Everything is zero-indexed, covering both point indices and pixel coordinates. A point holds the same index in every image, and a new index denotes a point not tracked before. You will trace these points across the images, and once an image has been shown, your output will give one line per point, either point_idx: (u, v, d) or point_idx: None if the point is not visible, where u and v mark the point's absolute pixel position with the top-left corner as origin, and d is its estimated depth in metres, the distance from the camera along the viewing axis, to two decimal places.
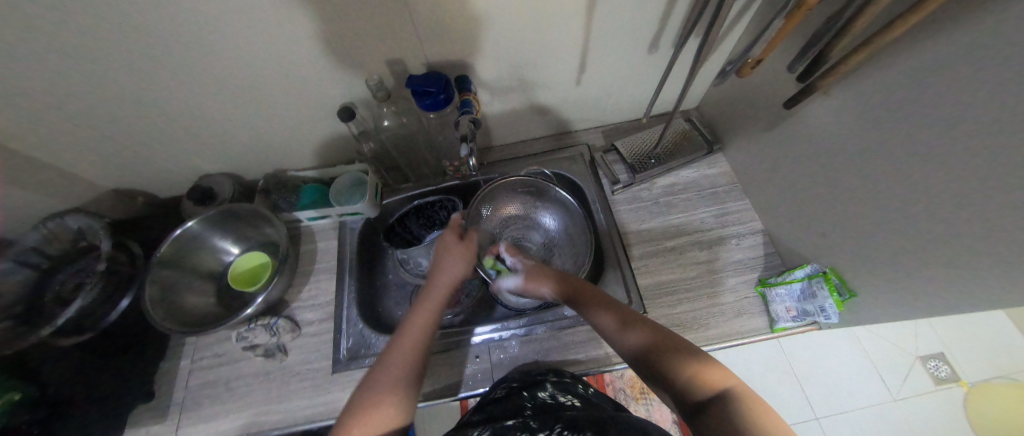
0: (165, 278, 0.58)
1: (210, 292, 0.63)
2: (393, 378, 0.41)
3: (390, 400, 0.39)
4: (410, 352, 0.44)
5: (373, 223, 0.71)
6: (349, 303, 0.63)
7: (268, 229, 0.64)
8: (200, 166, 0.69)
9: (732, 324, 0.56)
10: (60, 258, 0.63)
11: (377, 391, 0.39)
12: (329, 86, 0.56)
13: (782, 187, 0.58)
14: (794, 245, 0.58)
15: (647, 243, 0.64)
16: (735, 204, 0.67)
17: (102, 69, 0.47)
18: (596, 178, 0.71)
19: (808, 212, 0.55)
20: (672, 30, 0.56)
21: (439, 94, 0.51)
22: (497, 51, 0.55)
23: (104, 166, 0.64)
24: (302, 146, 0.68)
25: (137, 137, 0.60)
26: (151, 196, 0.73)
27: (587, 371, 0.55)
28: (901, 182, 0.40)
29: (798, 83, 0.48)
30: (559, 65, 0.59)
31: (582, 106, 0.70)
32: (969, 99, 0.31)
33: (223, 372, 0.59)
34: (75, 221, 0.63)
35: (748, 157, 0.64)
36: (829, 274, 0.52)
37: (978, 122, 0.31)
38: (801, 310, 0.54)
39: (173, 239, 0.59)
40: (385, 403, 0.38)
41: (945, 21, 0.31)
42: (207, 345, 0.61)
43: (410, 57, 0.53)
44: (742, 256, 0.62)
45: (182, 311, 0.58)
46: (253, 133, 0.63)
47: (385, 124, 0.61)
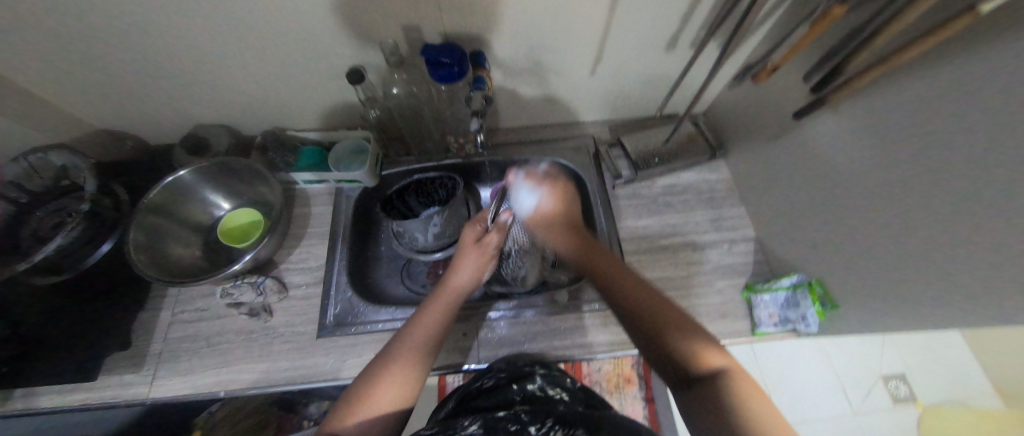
0: (151, 226, 0.56)
1: (197, 245, 0.61)
2: (406, 362, 0.44)
3: (395, 382, 0.42)
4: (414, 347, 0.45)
5: (371, 193, 0.70)
6: (340, 270, 0.62)
7: (262, 186, 0.62)
8: (195, 115, 0.66)
9: (716, 325, 0.57)
10: (41, 194, 0.60)
11: (382, 377, 0.42)
12: (339, 47, 0.54)
13: (779, 197, 0.60)
14: (784, 254, 0.60)
15: (642, 240, 0.65)
16: (731, 210, 0.68)
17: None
18: (599, 172, 0.71)
19: (801, 224, 0.56)
20: (692, 29, 0.56)
21: (453, 67, 0.50)
22: (517, 30, 0.54)
23: (94, 104, 0.61)
24: (304, 106, 0.66)
25: (130, 77, 0.57)
26: (141, 141, 0.70)
27: (573, 357, 0.56)
28: (893, 200, 0.41)
29: (810, 95, 0.48)
30: (577, 51, 0.59)
31: (594, 97, 0.70)
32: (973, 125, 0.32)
33: (205, 327, 0.58)
34: (59, 158, 0.60)
35: (750, 165, 0.65)
36: (814, 285, 0.54)
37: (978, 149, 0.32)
38: (783, 317, 0.55)
39: (162, 187, 0.57)
40: (387, 390, 0.41)
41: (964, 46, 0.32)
42: (190, 298, 0.60)
43: (426, 25, 0.52)
44: (733, 261, 0.63)
45: (166, 261, 0.56)
46: (254, 87, 0.61)
47: (394, 92, 0.60)
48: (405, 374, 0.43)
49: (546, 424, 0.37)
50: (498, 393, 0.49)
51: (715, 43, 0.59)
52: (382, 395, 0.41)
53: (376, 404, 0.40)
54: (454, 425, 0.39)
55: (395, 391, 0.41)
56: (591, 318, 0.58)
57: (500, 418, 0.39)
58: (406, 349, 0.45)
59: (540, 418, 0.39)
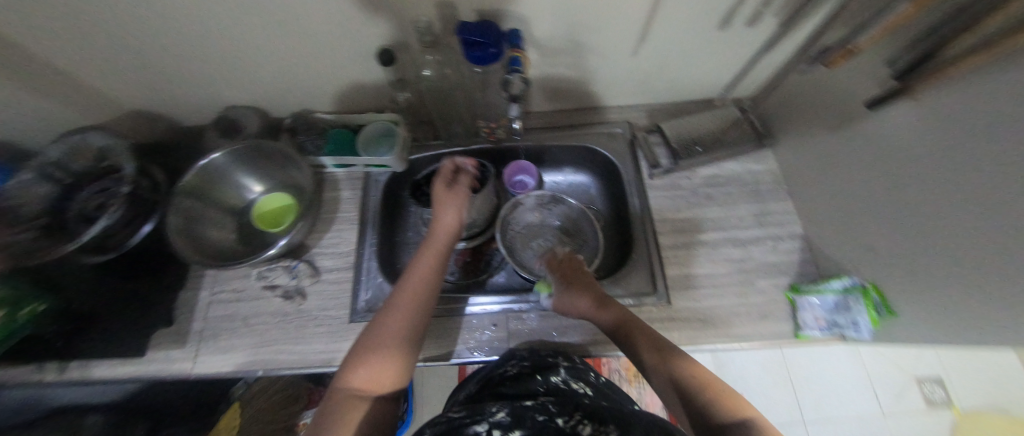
0: (188, 210, 0.57)
1: (231, 228, 0.61)
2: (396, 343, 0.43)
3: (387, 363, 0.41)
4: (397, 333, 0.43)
5: (399, 177, 0.68)
6: (369, 256, 0.62)
7: (292, 170, 0.62)
8: (222, 96, 0.65)
9: (756, 326, 0.55)
10: (83, 175, 0.61)
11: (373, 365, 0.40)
12: (365, 24, 0.51)
13: (836, 194, 0.55)
14: (836, 254, 0.55)
15: (680, 233, 0.62)
16: (777, 204, 0.63)
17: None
18: (635, 160, 0.67)
19: (859, 222, 0.52)
20: (752, 3, 0.50)
21: (489, 47, 0.47)
22: (557, 5, 0.49)
23: (125, 85, 0.61)
24: (330, 88, 0.64)
25: (157, 57, 0.56)
26: (174, 122, 0.71)
27: (605, 353, 0.55)
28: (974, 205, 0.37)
29: (888, 81, 0.43)
30: (618, 28, 0.54)
31: (632, 80, 0.65)
32: None
33: (242, 308, 0.59)
34: (97, 139, 0.60)
35: (802, 156, 0.60)
36: (869, 290, 0.51)
37: None
38: (831, 322, 0.53)
39: (198, 170, 0.57)
40: (371, 381, 0.39)
41: None
42: (227, 279, 0.61)
43: (459, 1, 0.48)
44: (777, 259, 0.59)
45: (204, 244, 0.57)
46: (281, 67, 0.59)
47: (426, 74, 0.57)
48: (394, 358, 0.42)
49: (575, 417, 0.36)
50: (522, 384, 0.53)
51: (773, 19, 0.53)
52: (372, 385, 0.39)
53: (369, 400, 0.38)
54: (483, 409, 0.39)
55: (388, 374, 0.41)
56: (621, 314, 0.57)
57: (528, 406, 0.38)
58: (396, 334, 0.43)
59: (568, 410, 0.38)
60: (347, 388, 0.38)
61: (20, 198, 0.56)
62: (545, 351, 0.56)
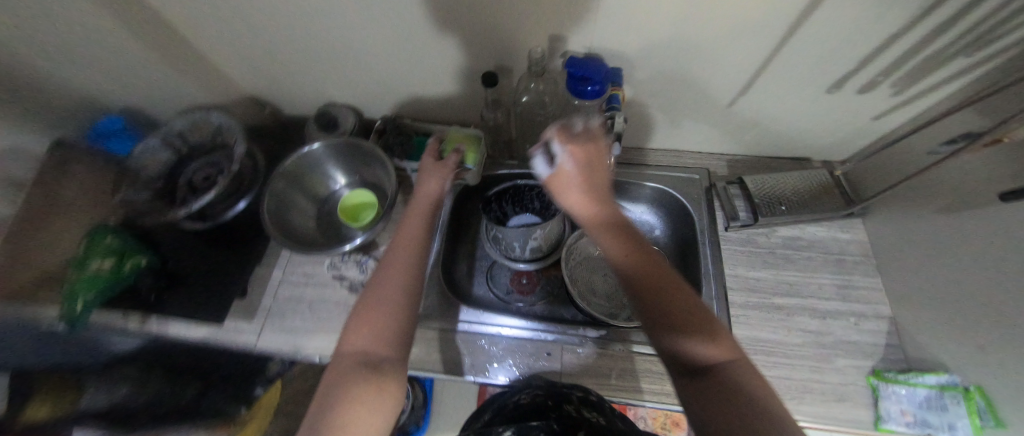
0: (280, 195, 0.61)
1: (312, 216, 0.65)
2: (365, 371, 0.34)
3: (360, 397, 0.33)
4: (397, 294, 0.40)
5: (469, 190, 0.70)
6: (433, 263, 0.64)
7: (377, 170, 0.65)
8: (326, 92, 0.70)
9: (829, 408, 0.51)
10: (196, 147, 0.67)
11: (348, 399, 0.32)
12: (478, 47, 0.54)
13: (937, 281, 0.51)
14: (932, 347, 0.51)
15: (752, 293, 0.59)
16: (863, 280, 0.60)
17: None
18: (710, 209, 0.65)
19: (965, 315, 0.48)
20: (871, 71, 0.48)
21: (597, 84, 0.49)
22: (665, 52, 0.51)
23: (247, 72, 0.67)
24: (424, 98, 0.68)
25: (283, 53, 0.62)
26: (277, 109, 0.77)
27: (662, 405, 0.52)
28: None
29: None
30: (720, 78, 0.54)
31: (719, 129, 0.64)
32: None
33: (309, 292, 0.62)
34: (217, 118, 0.65)
35: (899, 234, 0.57)
36: (973, 393, 0.46)
37: None
38: (921, 419, 0.48)
39: (296, 158, 0.61)
40: (375, 345, 0.36)
41: None
42: (299, 262, 0.64)
43: (573, 37, 0.50)
44: (860, 339, 0.55)
45: (289, 229, 0.61)
46: (387, 74, 0.63)
47: (523, 100, 0.58)
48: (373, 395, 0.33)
49: None
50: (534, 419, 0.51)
51: (888, 89, 0.51)
52: (377, 350, 0.36)
53: (379, 369, 0.35)
54: None
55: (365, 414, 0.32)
56: None
57: None
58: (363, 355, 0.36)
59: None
60: (351, 356, 0.36)
61: (142, 162, 0.62)
62: (558, 385, 0.51)
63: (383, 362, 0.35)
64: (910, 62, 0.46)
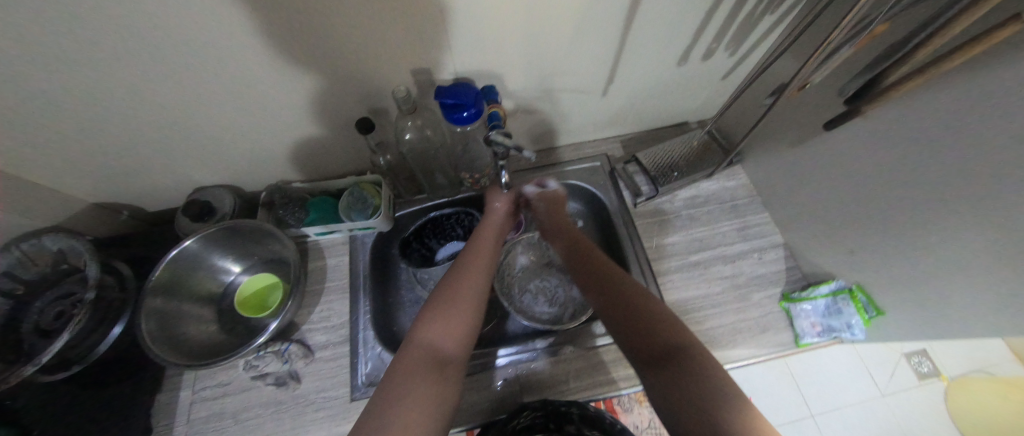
0: (158, 310, 0.52)
1: (211, 318, 0.58)
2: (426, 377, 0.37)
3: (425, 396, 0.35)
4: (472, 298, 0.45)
5: (385, 236, 0.67)
6: (365, 325, 0.60)
7: (274, 245, 0.59)
8: (193, 177, 0.63)
9: (758, 339, 0.57)
10: (35, 283, 0.55)
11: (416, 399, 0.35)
12: (343, 96, 0.51)
13: (805, 204, 0.59)
14: (818, 260, 0.59)
15: (672, 257, 0.64)
16: (756, 217, 0.67)
17: (72, 69, 0.41)
18: (617, 190, 0.70)
19: (830, 227, 0.55)
20: (704, 42, 0.54)
21: (470, 108, 0.48)
22: (528, 63, 0.52)
23: (83, 178, 0.57)
24: (309, 156, 0.63)
25: (121, 147, 0.54)
26: (137, 210, 0.68)
27: (620, 391, 0.54)
28: (941, 209, 0.40)
29: (836, 106, 0.47)
30: (586, 74, 0.57)
31: (604, 116, 0.68)
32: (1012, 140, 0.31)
33: (230, 403, 0.54)
34: (54, 241, 0.55)
35: (769, 171, 0.65)
36: (855, 291, 0.54)
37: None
38: (826, 326, 0.55)
39: (167, 264, 0.53)
40: (448, 345, 0.41)
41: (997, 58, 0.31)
42: (209, 373, 0.57)
43: (435, 67, 0.50)
44: (766, 271, 0.62)
45: (183, 343, 0.53)
46: (255, 142, 0.58)
47: (407, 137, 0.56)
48: (435, 398, 0.35)
49: None
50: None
51: (724, 54, 0.57)
52: (446, 350, 0.40)
53: (441, 367, 0.38)
54: None
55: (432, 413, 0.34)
56: None
57: None
58: (426, 364, 0.38)
59: None
60: (418, 357, 0.39)
61: None
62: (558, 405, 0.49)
63: (448, 362, 0.39)
64: (732, 27, 0.52)
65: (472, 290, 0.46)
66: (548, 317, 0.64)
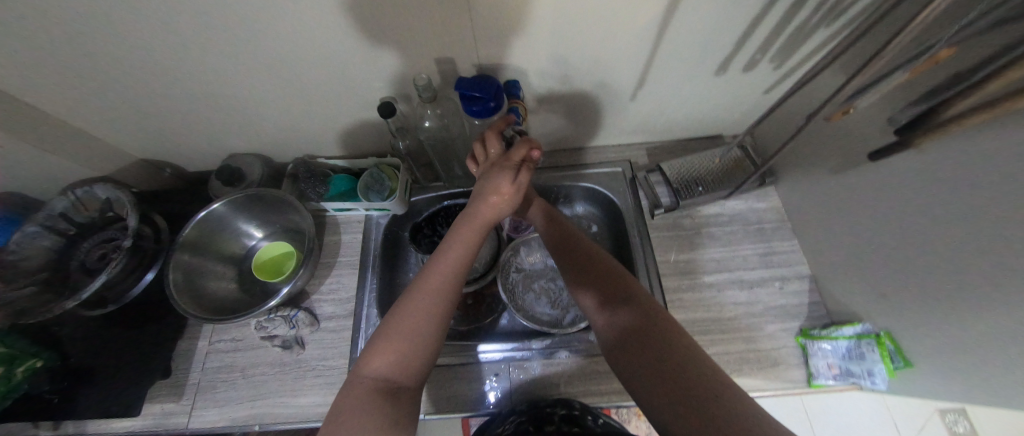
0: (185, 264, 0.56)
1: (232, 277, 0.62)
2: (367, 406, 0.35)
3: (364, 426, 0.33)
4: (428, 320, 0.39)
5: (399, 219, 0.69)
6: (370, 303, 0.61)
7: (293, 216, 0.62)
8: (229, 144, 0.67)
9: (767, 372, 0.53)
10: (86, 226, 0.62)
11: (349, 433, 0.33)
12: (369, 79, 0.53)
13: (839, 236, 0.54)
14: (845, 298, 0.54)
15: (684, 275, 0.61)
16: (783, 244, 0.63)
17: (127, 34, 0.44)
18: (635, 199, 0.68)
19: (863, 264, 0.51)
20: (747, 53, 0.51)
21: (488, 102, 0.47)
22: (554, 60, 0.51)
23: (134, 136, 0.62)
24: (335, 134, 0.66)
25: (167, 111, 0.58)
26: (178, 169, 0.72)
27: (610, 404, 0.53)
28: (994, 261, 0.35)
29: (886, 135, 0.43)
30: (615, 76, 0.55)
31: (630, 121, 0.66)
32: None
33: (240, 358, 0.58)
34: (102, 191, 0.60)
35: (805, 196, 0.60)
36: (883, 338, 0.49)
37: None
38: (845, 370, 0.51)
39: (196, 224, 0.57)
40: (398, 374, 0.38)
41: None
42: (226, 328, 0.61)
43: (460, 58, 0.49)
44: (786, 302, 0.58)
45: (204, 296, 0.57)
46: (286, 116, 0.60)
47: (425, 125, 0.57)
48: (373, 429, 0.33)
49: None
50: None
51: (767, 66, 0.54)
52: (397, 378, 0.37)
53: (391, 397, 0.36)
54: None
55: None
56: None
57: None
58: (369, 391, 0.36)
59: None
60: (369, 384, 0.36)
61: (23, 252, 0.57)
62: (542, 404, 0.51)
63: (396, 392, 0.37)
64: (779, 38, 0.48)
65: (427, 307, 0.40)
66: (547, 319, 0.63)
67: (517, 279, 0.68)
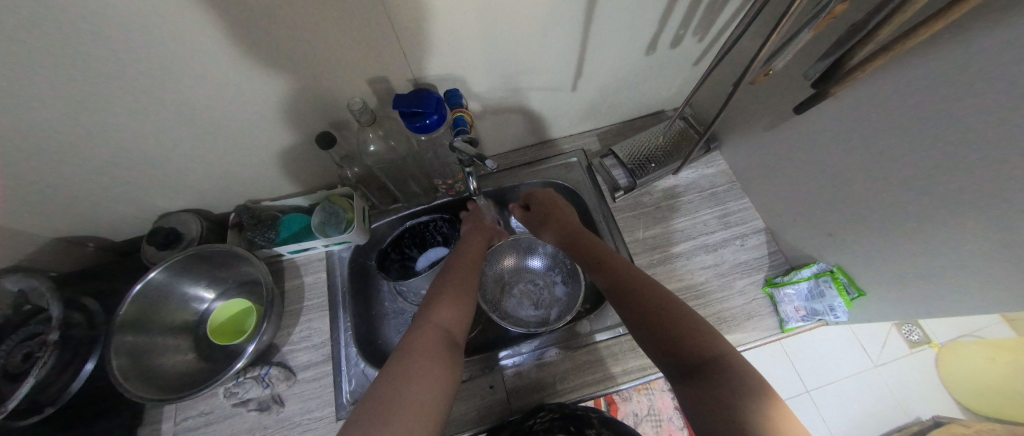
0: (131, 344, 0.51)
1: (187, 347, 0.56)
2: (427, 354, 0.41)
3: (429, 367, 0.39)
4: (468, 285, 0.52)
5: (363, 249, 0.66)
6: (347, 342, 0.58)
7: (245, 268, 0.58)
8: (157, 204, 0.61)
9: (745, 327, 0.56)
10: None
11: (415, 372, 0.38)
12: (301, 111, 0.50)
13: (783, 187, 0.58)
14: (798, 243, 0.58)
15: (654, 250, 0.63)
16: (737, 203, 0.66)
17: (1, 102, 0.38)
18: (596, 185, 0.69)
19: (809, 210, 0.55)
20: (672, 30, 0.53)
21: (431, 115, 0.46)
22: (491, 63, 0.50)
23: (38, 215, 0.55)
24: (276, 174, 0.62)
25: (74, 180, 0.52)
26: (103, 241, 0.65)
27: (605, 391, 0.54)
28: (916, 186, 0.39)
29: (805, 88, 0.46)
30: (553, 70, 0.55)
31: (578, 110, 0.67)
32: (981, 113, 0.31)
33: (213, 432, 0.53)
34: (15, 282, 0.53)
35: (747, 155, 0.64)
36: (837, 273, 0.53)
37: (993, 135, 0.30)
38: (811, 310, 0.55)
39: (134, 299, 0.51)
40: (454, 327, 0.46)
41: (962, 30, 0.30)
42: (190, 403, 0.55)
43: (394, 74, 0.48)
44: (748, 257, 0.61)
45: (159, 375, 0.51)
46: (216, 163, 0.56)
47: (371, 149, 0.55)
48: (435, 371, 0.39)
49: None
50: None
51: (693, 39, 0.56)
52: (452, 332, 0.45)
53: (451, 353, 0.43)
54: None
55: (432, 385, 0.38)
56: (612, 347, 0.56)
57: None
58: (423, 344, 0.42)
59: None
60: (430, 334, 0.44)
61: None
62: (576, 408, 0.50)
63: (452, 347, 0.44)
64: (698, 12, 0.50)
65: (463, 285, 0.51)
66: (536, 321, 0.63)
67: (498, 286, 0.67)
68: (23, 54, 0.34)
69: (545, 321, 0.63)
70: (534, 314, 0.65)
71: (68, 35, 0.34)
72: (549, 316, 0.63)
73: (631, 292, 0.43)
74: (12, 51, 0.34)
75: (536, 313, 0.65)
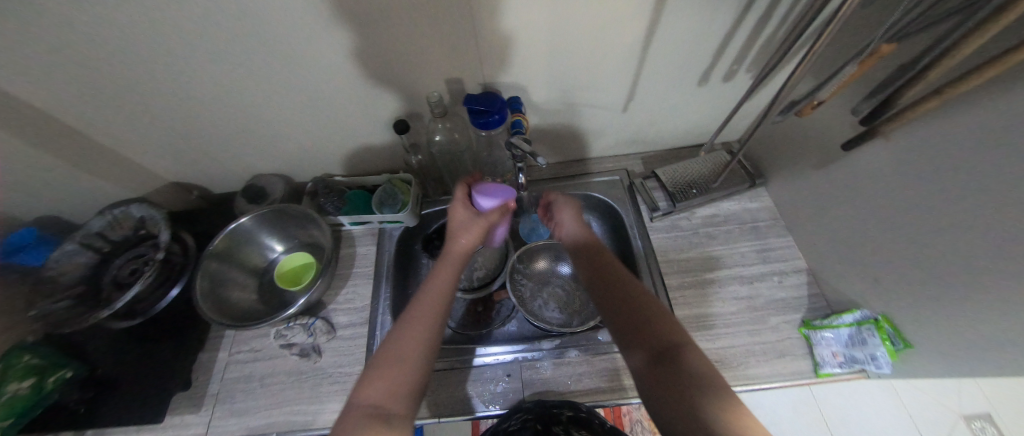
0: (215, 274, 0.60)
1: (253, 288, 0.65)
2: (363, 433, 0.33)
3: None
4: (419, 340, 0.39)
5: (412, 231, 0.73)
6: (384, 310, 0.64)
7: (313, 229, 0.66)
8: (255, 165, 0.72)
9: (774, 364, 0.54)
10: (120, 243, 0.66)
11: None
12: (386, 101, 0.59)
13: (828, 228, 0.57)
14: (843, 288, 0.56)
15: (686, 273, 0.64)
16: (778, 240, 0.66)
17: (176, 66, 0.50)
18: (635, 205, 0.72)
19: (855, 253, 0.53)
20: (725, 65, 0.57)
21: (494, 114, 0.53)
22: (552, 77, 0.57)
23: (170, 162, 0.68)
24: (352, 154, 0.71)
25: (203, 136, 0.64)
26: (205, 191, 0.77)
27: (617, 401, 0.54)
28: (971, 235, 0.38)
29: (855, 128, 0.48)
30: (606, 90, 0.60)
31: (625, 131, 0.71)
32: None
33: (259, 367, 0.59)
34: (138, 210, 0.65)
35: (793, 193, 0.64)
36: (881, 321, 0.51)
37: None
38: (849, 357, 0.52)
39: (226, 235, 0.61)
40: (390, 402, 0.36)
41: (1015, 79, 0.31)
42: (245, 338, 0.62)
43: (468, 77, 0.55)
44: (786, 295, 0.60)
45: (228, 306, 0.60)
46: (308, 137, 0.66)
47: (436, 139, 0.62)
48: None
49: None
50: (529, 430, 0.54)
51: (745, 75, 0.59)
52: (389, 404, 0.35)
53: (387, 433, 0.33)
54: None
55: None
56: None
57: None
58: (365, 414, 0.34)
59: None
60: (362, 412, 0.35)
61: (61, 268, 0.61)
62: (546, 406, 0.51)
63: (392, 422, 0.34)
64: (752, 49, 0.54)
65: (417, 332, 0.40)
66: (557, 323, 0.65)
67: (527, 283, 0.70)
68: (204, 32, 0.45)
69: (566, 323, 0.65)
70: (556, 316, 0.67)
71: (233, 21, 0.44)
72: (570, 321, 0.65)
73: (669, 362, 0.36)
74: (199, 28, 0.45)
75: (558, 315, 0.67)
